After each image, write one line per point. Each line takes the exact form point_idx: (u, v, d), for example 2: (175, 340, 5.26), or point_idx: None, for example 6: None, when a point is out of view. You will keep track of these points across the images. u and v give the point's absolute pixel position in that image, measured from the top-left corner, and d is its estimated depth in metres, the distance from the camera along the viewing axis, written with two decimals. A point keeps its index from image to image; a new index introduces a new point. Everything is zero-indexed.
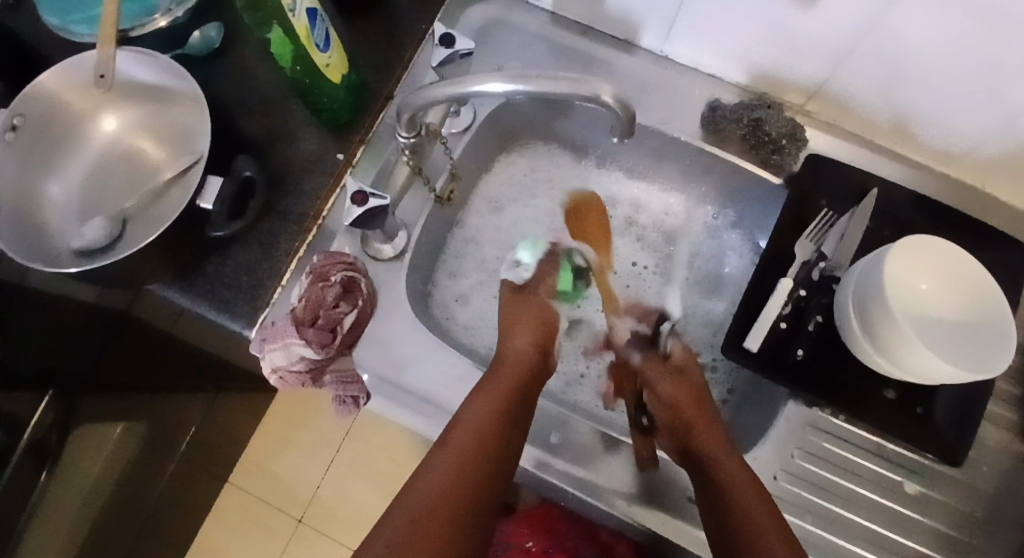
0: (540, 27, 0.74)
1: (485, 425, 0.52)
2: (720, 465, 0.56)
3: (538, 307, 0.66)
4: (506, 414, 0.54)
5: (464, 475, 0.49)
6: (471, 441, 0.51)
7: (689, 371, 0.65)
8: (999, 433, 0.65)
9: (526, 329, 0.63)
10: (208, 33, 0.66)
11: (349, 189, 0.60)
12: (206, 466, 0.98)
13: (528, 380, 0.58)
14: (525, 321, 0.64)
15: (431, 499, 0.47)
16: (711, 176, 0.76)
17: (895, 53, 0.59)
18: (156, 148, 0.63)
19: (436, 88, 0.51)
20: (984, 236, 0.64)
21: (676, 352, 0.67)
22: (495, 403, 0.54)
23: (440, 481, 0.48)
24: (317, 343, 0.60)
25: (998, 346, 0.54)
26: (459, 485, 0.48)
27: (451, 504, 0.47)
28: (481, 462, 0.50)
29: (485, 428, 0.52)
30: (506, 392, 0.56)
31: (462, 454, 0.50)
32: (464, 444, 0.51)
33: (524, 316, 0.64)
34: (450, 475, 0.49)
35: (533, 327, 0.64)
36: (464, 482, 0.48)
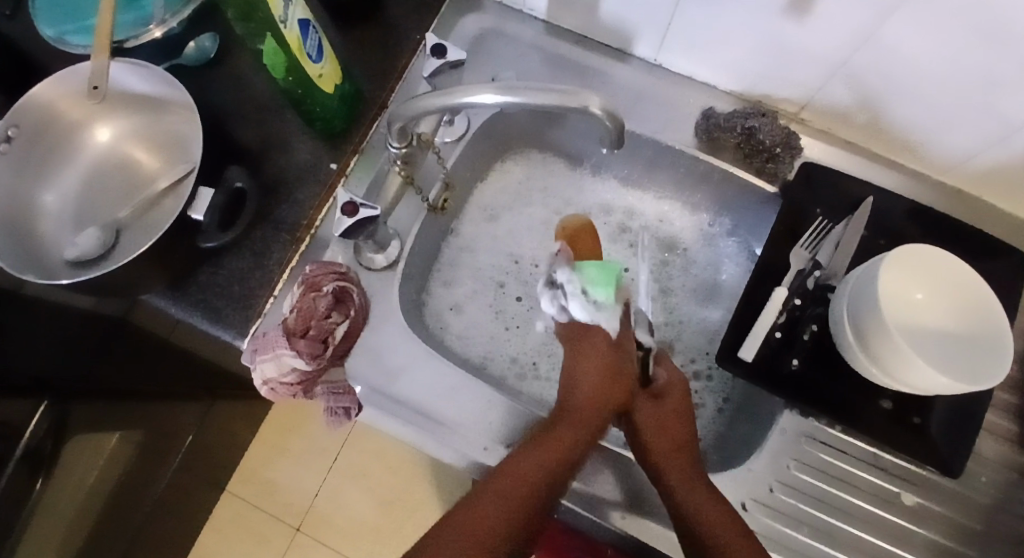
0: (535, 37, 0.74)
1: (542, 468, 0.51)
2: (688, 497, 0.54)
3: (590, 345, 0.57)
4: (560, 471, 0.52)
5: (512, 520, 0.48)
6: (522, 480, 0.50)
7: (674, 392, 0.61)
8: (997, 445, 0.64)
9: (589, 367, 0.56)
10: (203, 44, 0.66)
11: (340, 199, 0.60)
12: (203, 474, 0.98)
13: (580, 445, 0.54)
14: (575, 342, 0.57)
15: (480, 518, 0.48)
16: (706, 185, 0.75)
17: (889, 64, 0.59)
18: (150, 157, 0.63)
19: (427, 99, 0.51)
20: (980, 246, 0.64)
21: (661, 377, 0.62)
22: (551, 457, 0.52)
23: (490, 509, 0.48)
24: (309, 354, 0.58)
25: (994, 356, 0.54)
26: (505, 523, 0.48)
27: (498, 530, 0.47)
28: (527, 502, 0.49)
29: (543, 470, 0.51)
30: (565, 447, 0.53)
31: (514, 492, 0.49)
32: (519, 485, 0.50)
33: (589, 354, 0.57)
34: (491, 517, 0.48)
35: (594, 368, 0.56)
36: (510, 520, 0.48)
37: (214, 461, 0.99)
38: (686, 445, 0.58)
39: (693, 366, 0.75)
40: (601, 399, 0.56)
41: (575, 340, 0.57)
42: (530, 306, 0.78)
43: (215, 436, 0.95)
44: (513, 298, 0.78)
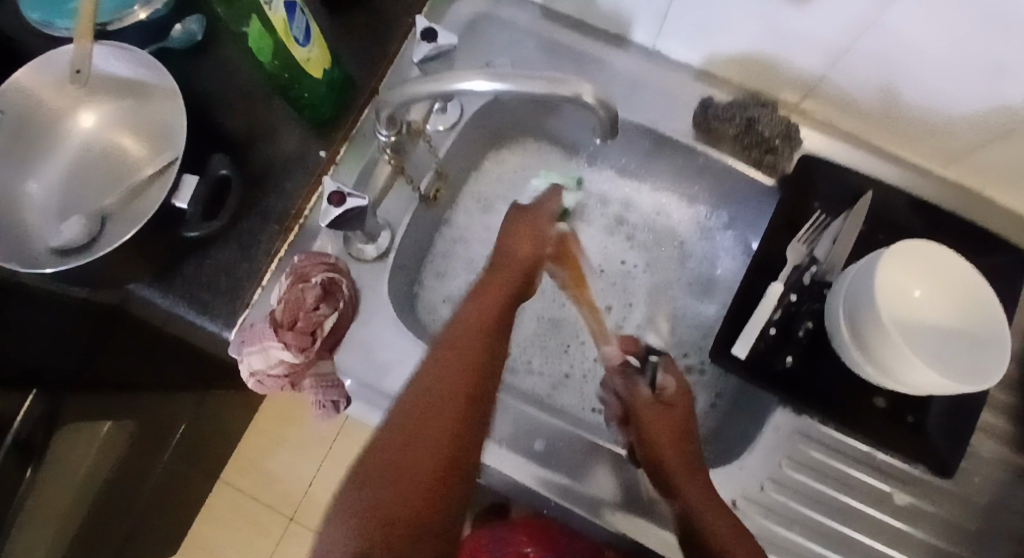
0: (530, 23, 0.72)
1: (475, 327, 0.50)
2: (697, 504, 0.52)
3: (533, 219, 0.60)
4: (500, 323, 0.51)
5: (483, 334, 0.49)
6: (466, 349, 0.48)
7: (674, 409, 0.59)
8: (994, 443, 0.63)
9: (524, 240, 0.58)
10: (190, 26, 0.64)
11: (326, 189, 0.59)
12: (197, 464, 0.96)
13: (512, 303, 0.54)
14: (523, 230, 0.59)
15: (419, 400, 0.45)
16: (704, 177, 0.74)
17: (892, 52, 0.58)
18: (138, 144, 0.62)
19: (416, 85, 0.49)
20: (981, 242, 0.63)
21: (670, 386, 0.60)
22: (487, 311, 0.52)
23: (434, 383, 0.46)
24: (297, 347, 0.57)
25: (990, 356, 0.53)
26: (452, 397, 0.45)
27: (445, 405, 0.44)
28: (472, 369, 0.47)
29: (480, 328, 0.50)
30: (497, 299, 0.53)
31: (456, 363, 0.47)
32: (457, 349, 0.48)
33: (522, 232, 0.59)
34: (443, 368, 0.47)
35: (528, 242, 0.58)
36: (455, 395, 0.45)
37: (207, 452, 0.98)
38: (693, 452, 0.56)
39: (686, 360, 0.75)
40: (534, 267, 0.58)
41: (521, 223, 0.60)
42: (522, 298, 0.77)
43: (212, 427, 0.93)
44: None
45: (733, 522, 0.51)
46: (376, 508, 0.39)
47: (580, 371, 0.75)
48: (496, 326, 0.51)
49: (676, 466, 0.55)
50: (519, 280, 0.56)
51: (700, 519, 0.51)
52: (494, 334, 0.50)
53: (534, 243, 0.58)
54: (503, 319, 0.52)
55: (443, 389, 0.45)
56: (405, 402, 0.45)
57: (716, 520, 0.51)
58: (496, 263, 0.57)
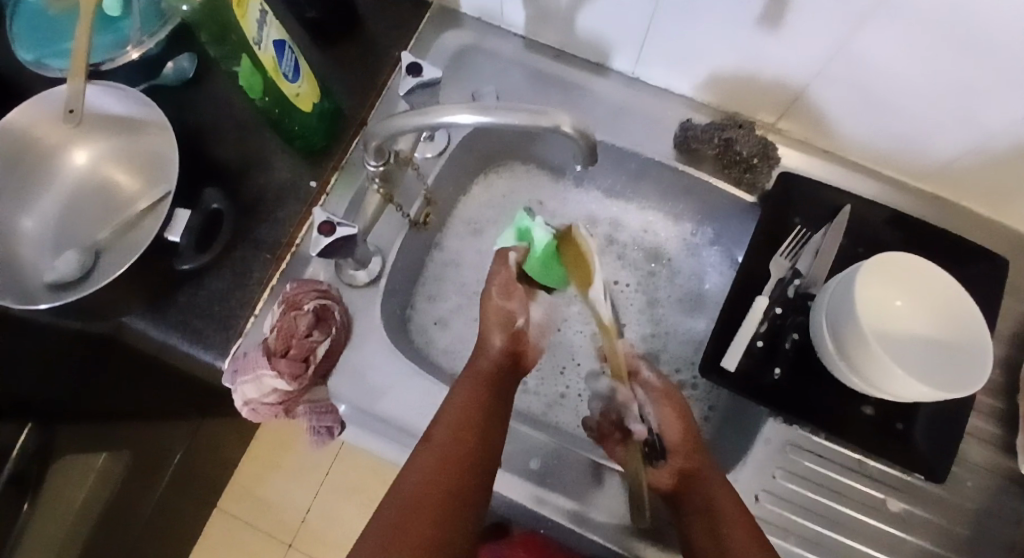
0: (514, 53, 0.74)
1: (461, 416, 0.53)
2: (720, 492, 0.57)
3: (500, 303, 0.61)
4: (486, 415, 0.53)
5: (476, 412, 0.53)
6: (453, 439, 0.51)
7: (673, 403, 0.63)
8: (982, 449, 0.64)
9: (496, 326, 0.61)
10: (182, 64, 0.65)
11: (318, 219, 0.60)
12: (195, 493, 0.96)
13: (498, 392, 0.56)
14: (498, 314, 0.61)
15: (409, 492, 0.48)
16: (688, 195, 0.76)
17: (864, 74, 0.59)
18: (131, 178, 0.63)
19: (403, 118, 0.50)
20: (960, 252, 0.64)
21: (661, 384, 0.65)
22: (471, 403, 0.54)
23: (423, 471, 0.49)
24: (291, 374, 0.58)
25: (972, 365, 0.54)
26: (439, 491, 0.48)
27: (433, 499, 0.47)
28: (460, 461, 0.50)
29: (468, 420, 0.52)
30: (482, 391, 0.55)
31: (456, 441, 0.51)
32: (445, 441, 0.51)
33: (490, 315, 0.61)
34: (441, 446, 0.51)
35: (500, 325, 0.60)
36: (442, 486, 0.48)
37: (203, 482, 0.97)
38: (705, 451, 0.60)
39: (679, 377, 0.76)
40: (509, 352, 0.60)
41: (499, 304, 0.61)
42: None
43: (208, 457, 0.93)
44: None
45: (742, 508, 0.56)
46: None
47: (575, 392, 0.76)
48: (484, 416, 0.53)
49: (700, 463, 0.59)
50: (497, 362, 0.59)
51: (714, 507, 0.56)
52: (481, 426, 0.52)
53: (506, 324, 0.60)
54: (488, 409, 0.54)
55: (430, 483, 0.48)
56: (410, 474, 0.49)
57: (727, 505, 0.56)
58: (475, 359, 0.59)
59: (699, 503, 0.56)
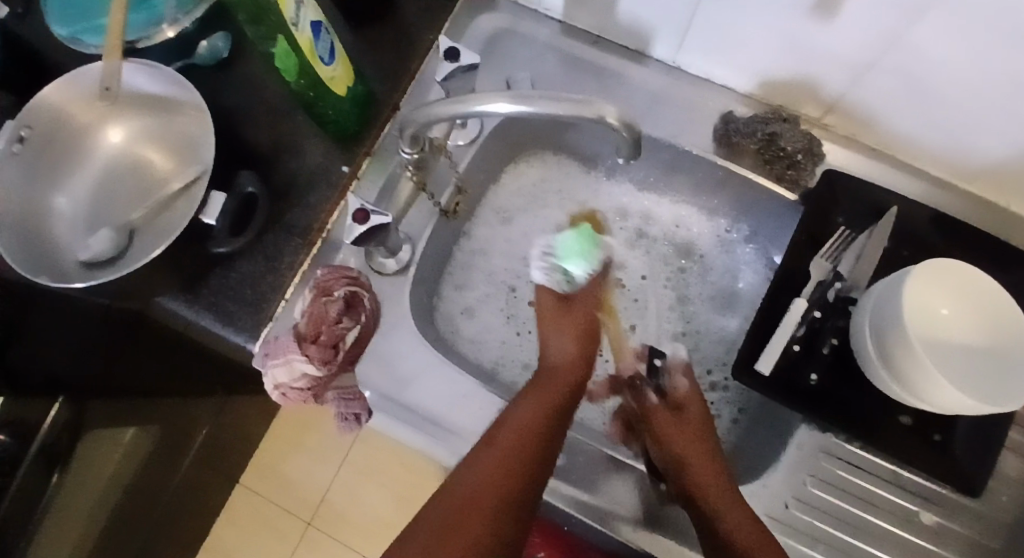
0: (551, 38, 0.72)
1: (529, 427, 0.54)
2: (718, 509, 0.57)
3: (574, 315, 0.65)
4: (551, 424, 0.55)
5: (539, 434, 0.54)
6: (516, 446, 0.52)
7: (690, 407, 0.66)
8: (1020, 463, 0.62)
9: (567, 337, 0.64)
10: (215, 43, 0.64)
11: (351, 206, 0.59)
12: (218, 470, 0.97)
13: (564, 401, 0.58)
14: (554, 319, 0.65)
15: (467, 495, 0.50)
16: (725, 190, 0.74)
17: (919, 70, 0.57)
18: (165, 158, 0.63)
19: (441, 105, 0.49)
20: (1008, 258, 0.62)
21: (680, 388, 0.67)
22: (538, 412, 0.55)
23: (483, 475, 0.51)
24: (321, 360, 0.57)
25: (1019, 378, 0.52)
26: (496, 497, 0.50)
27: (480, 517, 0.49)
28: (520, 467, 0.51)
29: (533, 429, 0.54)
30: (550, 401, 0.57)
31: (509, 460, 0.52)
32: (504, 455, 0.52)
33: (568, 323, 0.65)
34: (495, 465, 0.51)
35: (575, 336, 0.64)
36: (498, 491, 0.50)
37: (228, 458, 0.98)
38: (709, 461, 0.61)
39: (709, 376, 0.75)
40: (579, 360, 0.63)
41: (546, 313, 0.65)
42: None
43: (232, 433, 0.94)
44: (526, 303, 0.78)
45: (762, 534, 0.55)
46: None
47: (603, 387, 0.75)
48: (548, 427, 0.55)
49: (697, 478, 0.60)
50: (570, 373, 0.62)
51: (732, 535, 0.55)
52: (544, 434, 0.54)
53: (577, 334, 0.64)
54: (553, 418, 0.56)
55: (486, 486, 0.50)
56: (458, 489, 0.51)
57: (743, 533, 0.55)
58: (546, 369, 0.62)
59: (715, 529, 0.56)
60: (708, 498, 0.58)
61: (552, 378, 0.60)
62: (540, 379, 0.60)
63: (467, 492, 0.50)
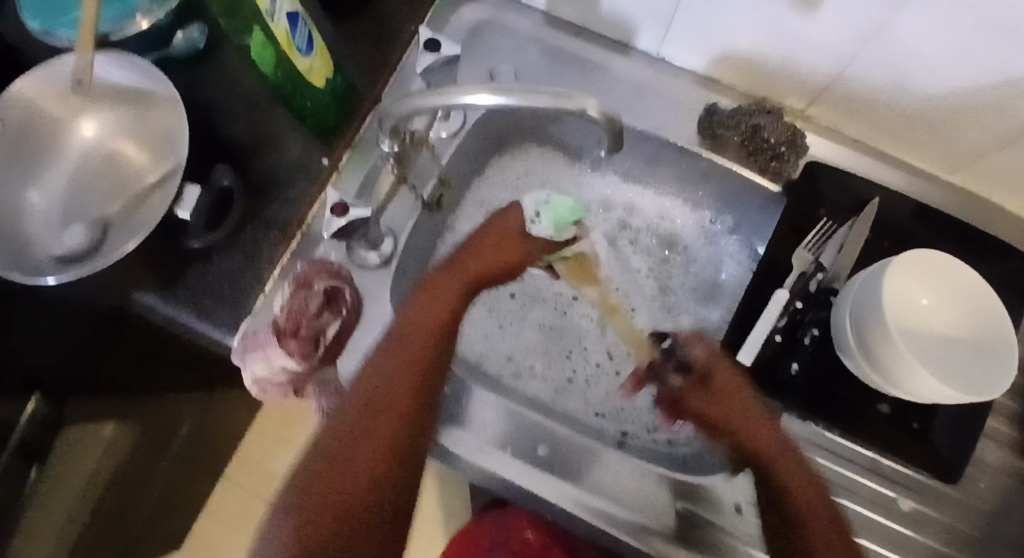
0: (533, 28, 0.72)
1: (434, 323, 0.58)
2: (783, 474, 0.55)
3: (501, 235, 0.65)
4: (455, 319, 0.59)
5: (440, 322, 0.58)
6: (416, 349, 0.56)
7: (718, 367, 0.60)
8: (998, 450, 0.63)
9: (493, 251, 0.64)
10: (192, 35, 0.63)
11: (331, 199, 0.61)
12: (203, 462, 0.96)
13: (461, 300, 0.60)
14: (490, 245, 0.64)
15: (376, 392, 0.55)
16: (708, 182, 0.74)
17: (900, 60, 0.57)
18: (143, 154, 0.61)
19: (420, 98, 0.49)
20: (988, 248, 0.62)
21: (700, 356, 0.62)
22: (440, 309, 0.59)
23: (392, 374, 0.55)
24: (300, 354, 0.58)
25: (995, 367, 0.53)
26: (399, 391, 0.54)
27: (386, 407, 0.54)
28: (420, 367, 0.55)
29: (435, 323, 0.58)
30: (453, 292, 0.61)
31: (408, 357, 0.56)
32: (413, 351, 0.56)
33: (491, 250, 0.64)
34: (403, 360, 0.56)
35: (495, 249, 0.64)
36: (403, 386, 0.55)
37: (213, 454, 0.98)
38: (767, 419, 0.58)
39: None
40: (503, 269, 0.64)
41: (504, 231, 0.65)
42: (523, 305, 0.78)
43: (215, 428, 0.92)
44: (509, 297, 0.78)
45: (808, 483, 0.55)
46: (330, 495, 0.51)
47: (583, 377, 0.76)
48: (447, 325, 0.58)
49: (754, 445, 0.57)
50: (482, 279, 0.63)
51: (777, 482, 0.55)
52: (443, 334, 0.57)
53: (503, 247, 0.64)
54: (454, 319, 0.59)
55: (397, 386, 0.55)
56: (367, 381, 0.56)
57: (791, 476, 0.55)
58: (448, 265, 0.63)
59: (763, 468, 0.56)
60: (771, 462, 0.56)
61: (457, 274, 0.62)
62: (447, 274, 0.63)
63: (377, 387, 0.55)
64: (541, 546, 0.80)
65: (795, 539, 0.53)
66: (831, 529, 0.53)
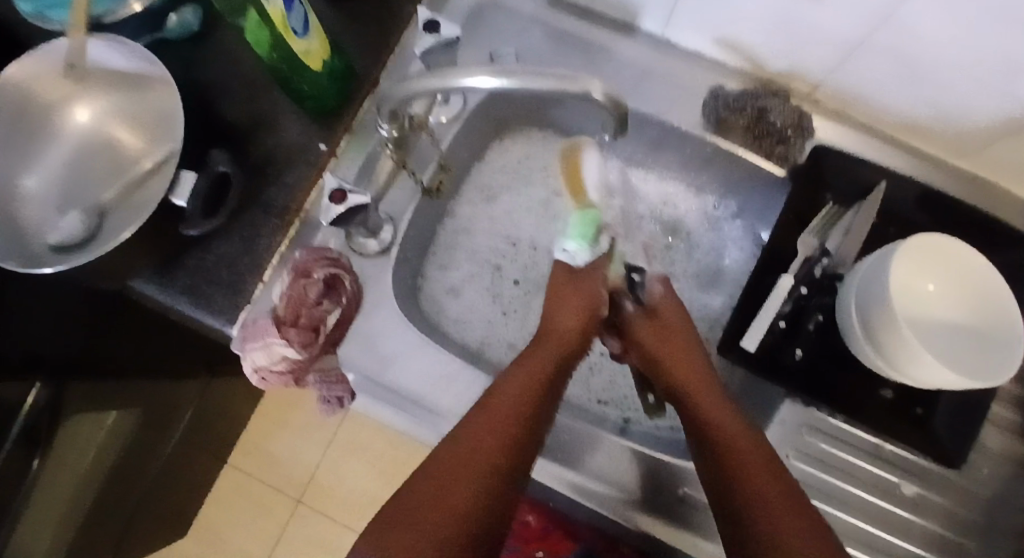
0: (537, 12, 0.70)
1: (528, 390, 0.53)
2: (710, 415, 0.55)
3: (577, 287, 0.61)
4: (545, 392, 0.54)
5: (536, 388, 0.53)
6: (508, 414, 0.51)
7: (667, 306, 0.65)
8: (1001, 437, 0.63)
9: (571, 311, 0.61)
10: (185, 17, 0.62)
11: (329, 186, 0.58)
12: (205, 444, 0.95)
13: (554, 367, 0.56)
14: (561, 292, 0.62)
15: (452, 461, 0.48)
16: (712, 166, 0.73)
17: (912, 45, 0.55)
18: (134, 136, 0.59)
19: (420, 81, 0.47)
20: (994, 235, 0.62)
21: (656, 293, 0.65)
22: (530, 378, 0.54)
23: (474, 439, 0.49)
24: (300, 344, 0.57)
25: (1001, 354, 0.52)
26: (492, 461, 0.48)
27: (474, 480, 0.47)
28: (516, 433, 0.50)
29: (525, 395, 0.52)
30: (544, 362, 0.56)
31: (504, 420, 0.50)
32: (509, 415, 0.51)
33: (568, 297, 0.61)
34: (497, 425, 0.50)
35: (578, 309, 0.61)
36: (499, 454, 0.49)
37: (216, 438, 0.97)
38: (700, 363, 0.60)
39: None
40: (579, 331, 0.61)
41: (558, 285, 0.62)
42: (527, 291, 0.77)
43: (214, 414, 0.91)
44: (511, 283, 0.77)
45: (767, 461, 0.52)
46: None
47: (586, 364, 0.75)
48: (543, 392, 0.53)
49: (691, 389, 0.58)
50: (566, 340, 0.60)
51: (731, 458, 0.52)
52: (540, 404, 0.53)
53: (581, 307, 0.61)
54: (547, 390, 0.54)
55: (484, 459, 0.48)
56: (456, 448, 0.49)
57: (749, 452, 0.52)
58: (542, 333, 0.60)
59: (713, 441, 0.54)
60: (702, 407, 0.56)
61: (544, 341, 0.59)
62: (533, 344, 0.59)
63: (463, 453, 0.48)
64: None
65: (755, 519, 0.49)
66: (799, 523, 0.48)
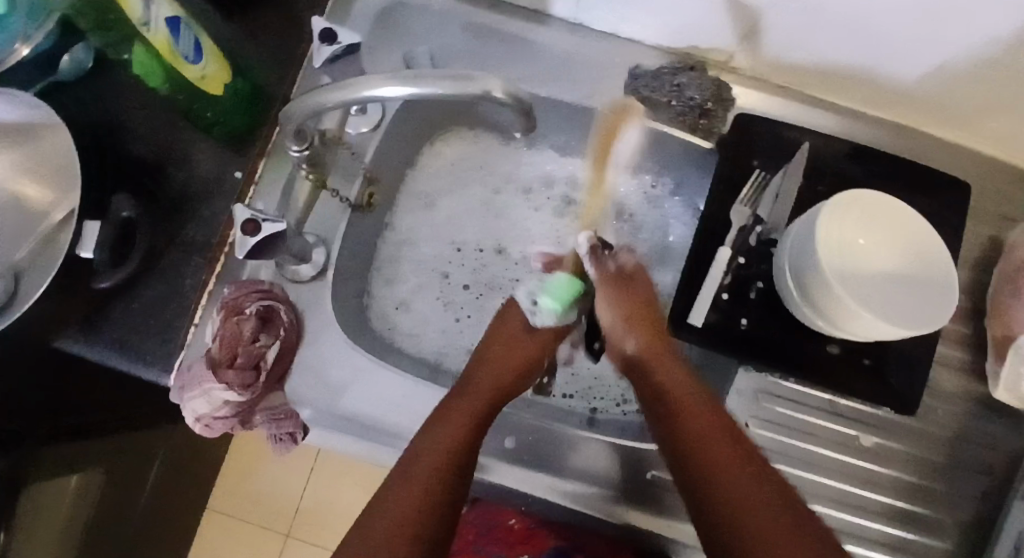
0: (447, 7, 0.69)
1: (445, 453, 0.52)
2: (686, 419, 0.51)
3: (520, 342, 0.62)
4: (466, 455, 0.53)
5: (460, 444, 0.53)
6: (428, 478, 0.50)
7: (639, 280, 0.61)
8: (954, 377, 0.63)
9: (507, 365, 0.61)
10: (78, 55, 0.59)
11: (240, 217, 0.55)
12: (179, 491, 0.92)
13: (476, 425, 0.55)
14: (501, 354, 0.61)
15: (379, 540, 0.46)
16: (644, 145, 0.73)
17: (818, 4, 0.55)
18: (35, 189, 0.56)
19: (324, 93, 0.46)
20: (920, 179, 0.62)
21: (625, 262, 0.62)
22: (452, 440, 0.53)
23: (395, 513, 0.48)
24: (241, 384, 0.56)
25: (937, 302, 0.53)
26: (419, 524, 0.48)
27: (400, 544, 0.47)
28: (436, 497, 0.49)
29: (446, 456, 0.51)
30: (464, 423, 0.54)
31: (418, 487, 0.49)
32: (425, 476, 0.50)
33: (508, 355, 0.61)
34: (417, 491, 0.49)
35: (517, 368, 0.61)
36: (424, 519, 0.48)
37: (185, 487, 0.93)
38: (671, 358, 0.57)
39: None
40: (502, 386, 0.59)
41: (501, 340, 0.62)
42: (478, 294, 0.76)
43: (182, 461, 0.88)
44: (460, 287, 0.76)
45: (724, 430, 0.50)
46: None
47: None
48: (466, 453, 0.53)
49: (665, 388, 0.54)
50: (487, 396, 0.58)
51: (699, 452, 0.49)
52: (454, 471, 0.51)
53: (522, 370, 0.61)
54: (461, 448, 0.53)
55: (400, 526, 0.47)
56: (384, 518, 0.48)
57: (702, 414, 0.51)
58: (460, 388, 0.58)
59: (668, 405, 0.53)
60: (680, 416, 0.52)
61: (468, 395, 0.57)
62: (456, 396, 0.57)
63: (385, 523, 0.47)
64: (525, 530, 0.80)
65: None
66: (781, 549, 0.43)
